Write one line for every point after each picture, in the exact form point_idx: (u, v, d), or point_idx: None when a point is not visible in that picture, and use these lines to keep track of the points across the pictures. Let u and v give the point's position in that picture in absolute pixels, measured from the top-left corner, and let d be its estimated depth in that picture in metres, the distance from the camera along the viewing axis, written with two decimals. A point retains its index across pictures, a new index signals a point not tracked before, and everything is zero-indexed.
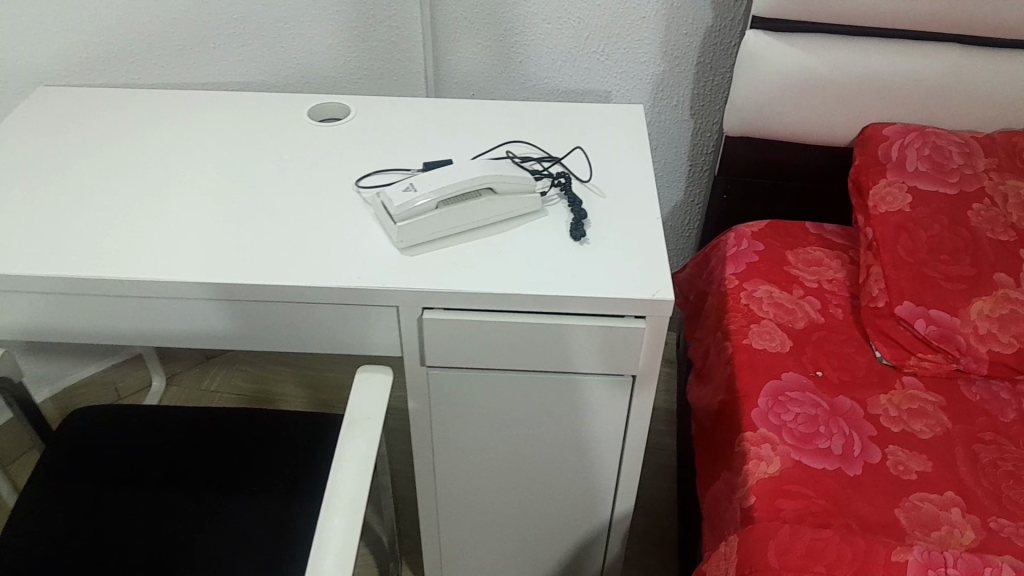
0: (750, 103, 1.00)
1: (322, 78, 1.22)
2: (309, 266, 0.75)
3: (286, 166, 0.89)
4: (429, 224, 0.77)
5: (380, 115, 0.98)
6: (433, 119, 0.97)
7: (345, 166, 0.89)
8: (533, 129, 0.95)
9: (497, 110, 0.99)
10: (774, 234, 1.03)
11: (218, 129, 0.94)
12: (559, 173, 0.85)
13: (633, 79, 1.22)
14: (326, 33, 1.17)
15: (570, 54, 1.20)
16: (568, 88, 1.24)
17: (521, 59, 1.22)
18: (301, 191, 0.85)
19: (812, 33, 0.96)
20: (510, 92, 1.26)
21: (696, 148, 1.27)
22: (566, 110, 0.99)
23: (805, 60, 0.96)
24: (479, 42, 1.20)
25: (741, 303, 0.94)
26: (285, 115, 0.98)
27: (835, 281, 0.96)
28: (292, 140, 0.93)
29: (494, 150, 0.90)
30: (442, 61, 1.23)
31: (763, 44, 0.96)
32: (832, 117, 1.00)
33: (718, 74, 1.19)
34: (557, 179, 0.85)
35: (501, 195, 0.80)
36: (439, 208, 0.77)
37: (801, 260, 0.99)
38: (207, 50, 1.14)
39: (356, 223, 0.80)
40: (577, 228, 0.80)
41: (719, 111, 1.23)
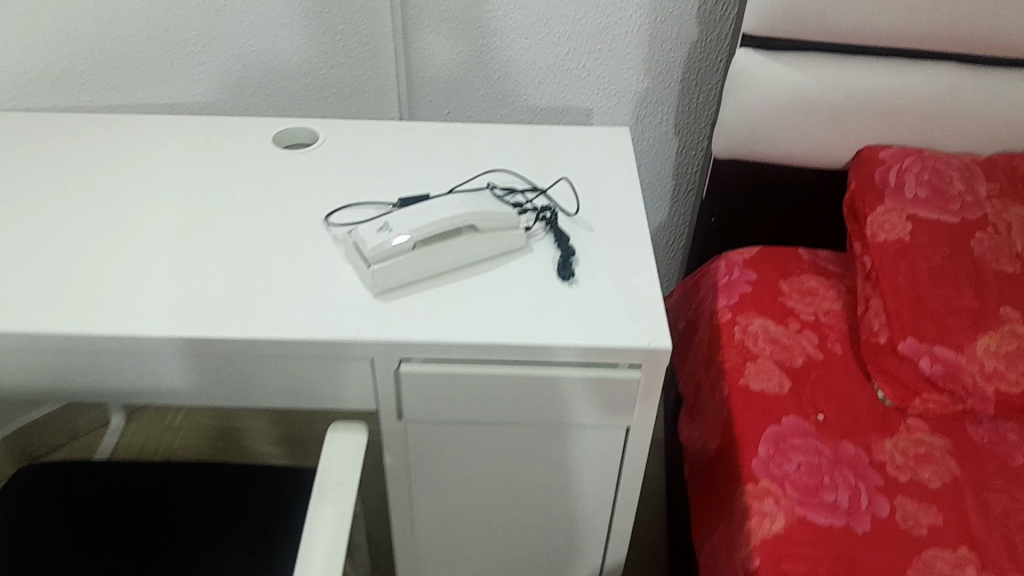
0: (741, 124, 0.95)
1: (289, 95, 1.15)
2: (274, 315, 0.68)
3: (249, 198, 0.82)
4: (404, 266, 0.71)
5: (352, 139, 0.91)
6: (408, 144, 0.91)
7: (313, 197, 0.82)
8: (515, 155, 0.89)
9: (476, 133, 0.93)
10: (766, 261, 0.99)
11: (176, 156, 0.87)
12: (545, 207, 0.79)
13: (616, 96, 1.16)
14: (292, 48, 1.10)
15: (550, 70, 1.15)
16: (548, 105, 1.18)
17: (499, 75, 1.16)
18: (265, 226, 0.78)
19: (806, 52, 0.91)
20: (488, 110, 1.20)
21: (681, 167, 1.22)
22: (550, 132, 0.93)
23: (800, 80, 0.91)
24: (454, 57, 1.14)
25: (735, 338, 0.89)
26: (248, 140, 0.91)
27: (832, 313, 0.92)
28: (255, 168, 0.86)
29: (473, 181, 0.84)
30: (415, 77, 1.16)
31: (755, 63, 0.90)
32: (826, 139, 0.95)
33: (704, 91, 1.14)
34: (542, 213, 0.79)
35: (482, 233, 0.74)
36: (415, 249, 0.71)
37: (796, 289, 0.95)
38: (165, 67, 1.07)
39: (324, 263, 0.74)
40: (565, 268, 0.74)
41: (705, 128, 1.18)
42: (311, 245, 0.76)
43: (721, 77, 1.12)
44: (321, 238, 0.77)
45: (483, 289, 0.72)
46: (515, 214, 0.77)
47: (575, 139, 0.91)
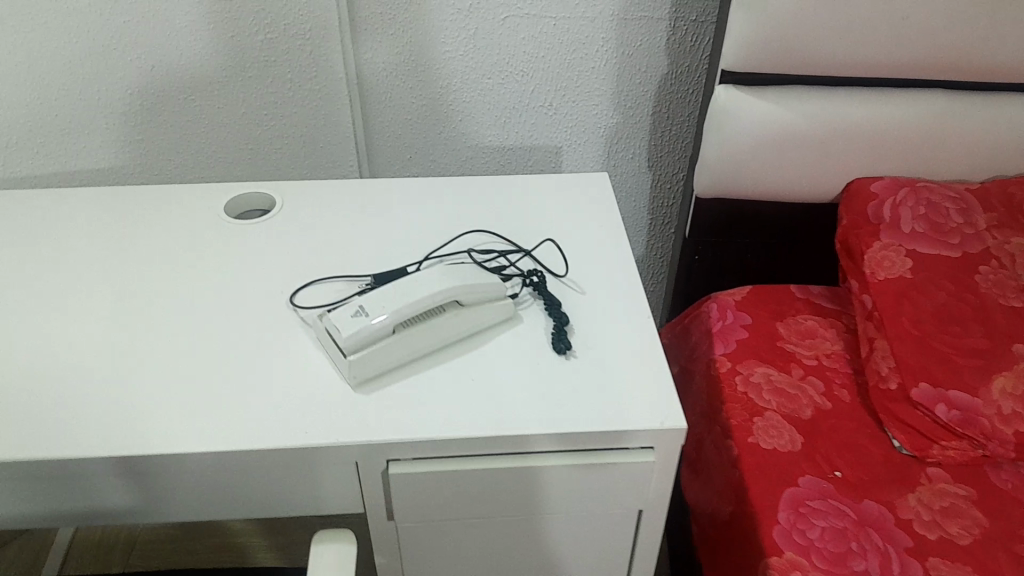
0: (724, 162, 0.91)
1: (236, 150, 1.07)
2: (242, 419, 0.61)
3: (203, 279, 0.74)
4: (385, 353, 0.64)
5: (312, 203, 0.84)
6: (373, 204, 0.84)
7: (274, 275, 0.75)
8: (490, 211, 0.83)
9: (447, 188, 0.86)
10: (760, 302, 0.94)
11: (118, 233, 0.79)
12: (531, 272, 0.73)
13: (585, 133, 1.11)
14: (238, 101, 1.03)
15: (515, 109, 1.09)
16: (515, 145, 1.12)
17: (461, 117, 1.09)
18: (223, 312, 0.70)
19: (789, 85, 0.86)
20: (451, 155, 1.13)
21: (657, 201, 1.17)
22: (526, 182, 0.87)
23: (784, 114, 0.87)
24: (413, 102, 1.08)
25: (737, 391, 0.84)
26: (196, 210, 0.83)
27: (834, 356, 0.87)
28: (207, 243, 0.78)
29: (451, 246, 0.77)
30: (372, 124, 1.09)
31: (737, 98, 0.86)
32: (814, 173, 0.91)
33: (676, 123, 1.09)
34: (529, 278, 0.73)
35: (468, 307, 0.68)
36: (397, 332, 0.64)
37: (794, 332, 0.90)
38: (98, 131, 1.01)
39: (294, 354, 0.66)
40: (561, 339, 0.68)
41: (680, 161, 1.13)
42: (277, 332, 0.68)
43: (694, 108, 1.08)
44: (288, 323, 0.69)
45: (473, 370, 0.66)
46: (501, 282, 0.70)
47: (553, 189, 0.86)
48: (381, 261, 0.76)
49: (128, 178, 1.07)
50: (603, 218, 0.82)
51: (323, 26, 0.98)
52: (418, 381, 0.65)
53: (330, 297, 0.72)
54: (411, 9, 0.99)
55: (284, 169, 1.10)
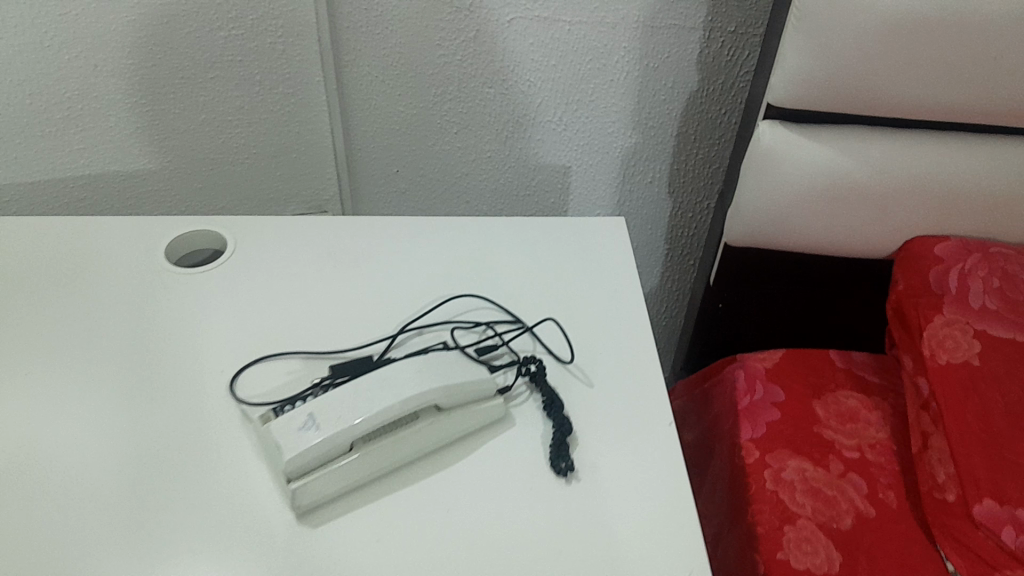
0: (761, 210, 0.77)
1: (197, 160, 0.93)
2: (159, 560, 0.49)
3: (134, 352, 0.61)
4: (341, 475, 0.52)
5: (270, 247, 0.71)
6: (342, 251, 0.71)
7: (216, 347, 0.62)
8: (480, 266, 0.70)
9: (430, 232, 0.73)
10: (794, 371, 0.81)
11: (38, 285, 0.66)
12: (527, 359, 0.61)
13: (598, 152, 0.97)
14: (198, 105, 0.88)
15: (519, 123, 0.94)
16: (518, 162, 0.98)
17: (457, 129, 0.95)
18: (154, 399, 0.58)
19: (849, 126, 0.72)
20: (445, 169, 0.99)
21: (676, 230, 1.03)
22: (524, 226, 0.74)
23: (840, 160, 0.72)
24: (402, 110, 0.93)
25: (766, 489, 0.72)
26: (132, 253, 0.70)
27: (879, 448, 0.75)
28: (142, 300, 0.66)
29: (433, 316, 0.65)
30: (353, 133, 0.96)
31: (783, 138, 0.72)
32: (867, 229, 0.77)
33: (705, 148, 0.93)
34: (524, 367, 0.60)
35: (449, 412, 0.55)
36: (356, 450, 0.52)
37: (833, 412, 0.77)
38: (37, 137, 0.84)
39: (230, 464, 0.54)
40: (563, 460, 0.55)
41: (706, 189, 0.98)
42: (214, 432, 0.56)
43: (727, 133, 0.92)
44: (226, 415, 0.57)
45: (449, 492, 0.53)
46: (490, 376, 0.58)
47: (557, 239, 0.72)
48: (346, 331, 0.64)
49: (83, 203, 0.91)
50: (614, 278, 0.69)
51: (298, 22, 0.85)
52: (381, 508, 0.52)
53: (283, 382, 0.59)
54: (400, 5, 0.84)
55: (253, 181, 0.97)
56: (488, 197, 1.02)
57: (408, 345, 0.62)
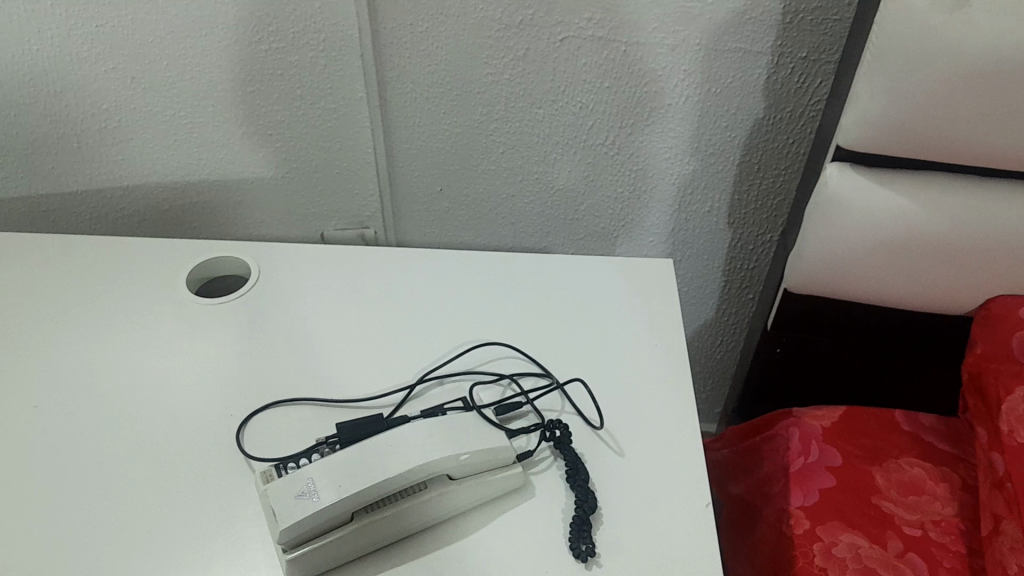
0: (824, 257, 0.71)
1: (236, 175, 0.91)
2: None
3: (150, 390, 0.60)
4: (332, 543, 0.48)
5: (298, 280, 0.68)
6: (371, 286, 0.68)
7: (231, 390, 0.60)
8: (513, 308, 0.65)
9: (465, 268, 0.69)
10: (853, 432, 0.75)
11: (62, 310, 0.65)
12: (550, 423, 0.56)
13: (653, 179, 0.91)
14: (237, 118, 0.86)
15: (569, 145, 0.89)
16: (567, 185, 0.93)
17: (503, 149, 0.91)
18: (162, 445, 0.56)
19: (927, 174, 0.64)
20: (490, 190, 0.95)
21: (734, 262, 0.96)
22: (564, 268, 0.69)
23: (916, 210, 0.65)
24: (447, 129, 0.89)
25: (812, 565, 0.66)
26: (160, 279, 0.68)
27: (944, 526, 0.68)
28: (162, 332, 0.64)
29: (459, 364, 0.61)
30: (396, 150, 0.92)
31: (852, 184, 0.65)
32: (943, 284, 0.70)
33: (768, 178, 0.87)
34: (548, 431, 0.55)
35: (461, 482, 0.51)
36: (355, 520, 0.49)
37: (893, 482, 0.71)
38: (73, 149, 0.84)
39: (232, 521, 0.52)
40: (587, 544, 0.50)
41: (768, 221, 0.91)
42: (219, 484, 0.54)
43: (794, 163, 0.85)
44: (233, 467, 0.55)
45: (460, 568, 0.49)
46: (508, 441, 0.54)
47: (598, 283, 0.67)
48: (365, 379, 0.60)
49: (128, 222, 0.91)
50: (658, 328, 0.64)
51: (339, 37, 0.82)
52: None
53: (292, 435, 0.57)
54: (445, 21, 0.80)
55: (294, 196, 0.95)
56: (535, 220, 0.97)
57: (429, 399, 0.58)
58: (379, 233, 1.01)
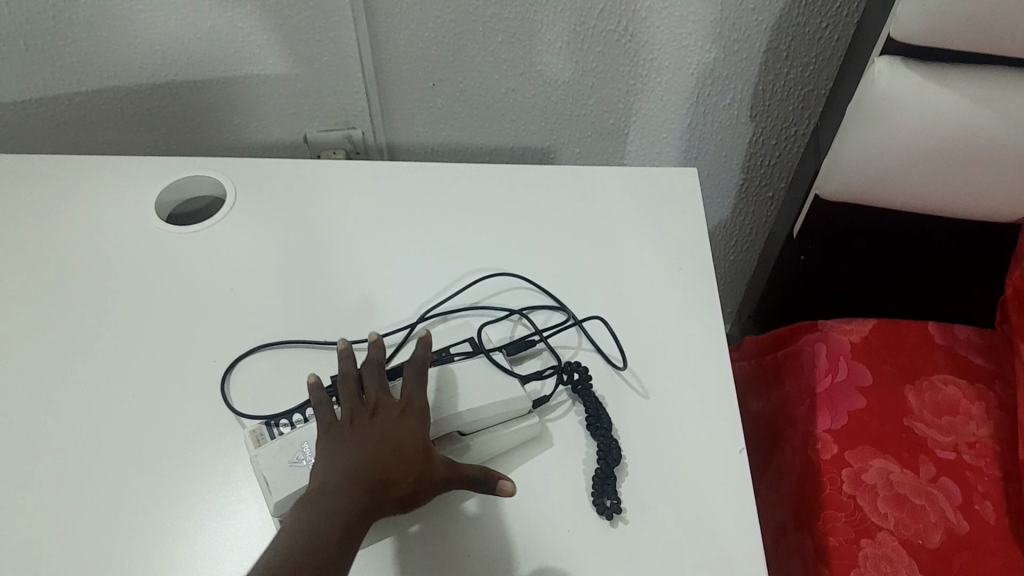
0: (866, 164, 0.64)
1: (209, 76, 0.82)
2: None
3: (130, 335, 0.55)
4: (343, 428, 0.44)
5: (283, 204, 0.61)
6: (366, 211, 0.61)
7: (219, 334, 0.55)
8: (523, 233, 0.60)
9: (468, 188, 0.63)
10: (884, 349, 0.70)
11: (25, 245, 0.59)
12: (569, 366, 0.51)
13: (668, 69, 0.82)
14: (203, 10, 0.76)
15: (576, 32, 0.80)
16: (574, 78, 0.85)
17: (503, 38, 0.81)
18: (148, 396, 0.52)
19: (991, 72, 0.57)
20: (489, 84, 0.86)
21: (754, 160, 0.89)
22: (576, 184, 0.63)
23: (973, 113, 0.59)
24: (440, 16, 0.80)
25: (842, 493, 0.63)
26: (127, 209, 0.61)
27: (979, 448, 0.64)
28: (137, 270, 0.58)
29: (467, 297, 0.56)
30: (382, 42, 0.83)
31: (904, 83, 0.58)
32: (992, 192, 0.64)
33: (799, 67, 0.78)
34: (566, 374, 0.51)
35: (471, 437, 0.47)
36: None
37: (926, 403, 0.67)
38: (21, 52, 0.75)
39: (230, 489, 0.48)
40: (614, 498, 0.47)
41: (795, 115, 0.82)
42: (215, 444, 0.50)
43: (829, 51, 0.76)
44: (228, 425, 0.50)
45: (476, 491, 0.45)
46: (523, 390, 0.49)
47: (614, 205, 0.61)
48: (365, 318, 0.55)
49: (93, 132, 0.83)
50: (682, 253, 0.58)
51: None
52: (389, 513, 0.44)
53: (285, 384, 0.52)
54: None
55: (274, 97, 0.86)
56: (539, 117, 0.89)
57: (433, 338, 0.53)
58: (367, 134, 0.93)
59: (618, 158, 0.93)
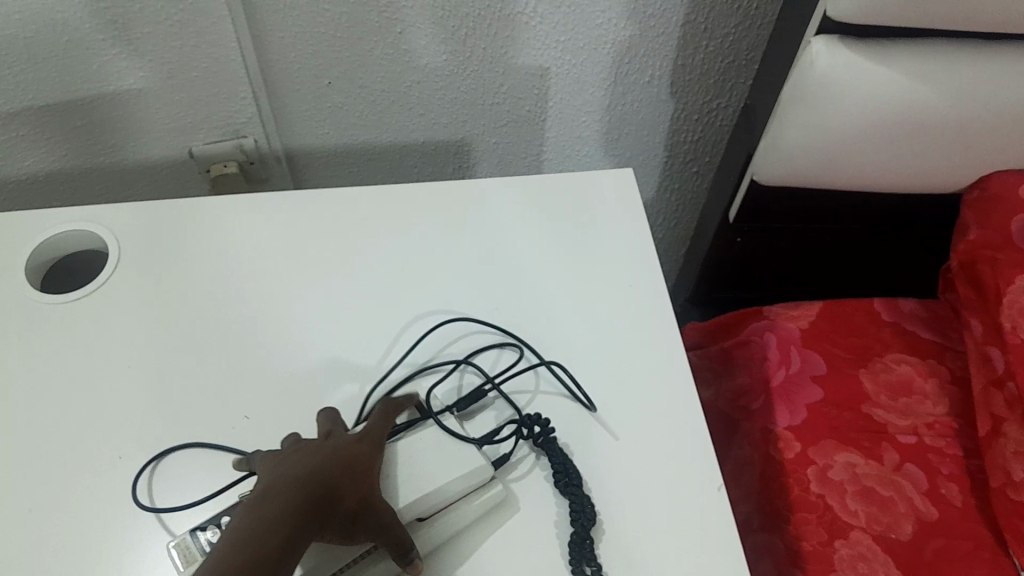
0: (804, 150, 0.61)
1: (69, 96, 0.72)
2: None
3: (24, 434, 0.48)
4: (295, 451, 0.42)
5: (190, 263, 0.55)
6: (285, 265, 0.56)
7: (129, 424, 0.49)
8: (462, 275, 0.56)
9: (396, 228, 0.58)
10: (833, 333, 0.69)
11: None
12: (528, 419, 0.47)
13: (583, 50, 0.75)
14: (51, 24, 0.66)
15: (480, 17, 0.72)
16: (482, 65, 0.77)
17: (401, 28, 0.73)
18: (54, 508, 0.45)
19: (930, 45, 0.54)
20: (390, 79, 0.78)
21: (677, 135, 0.84)
22: (512, 213, 0.59)
23: (916, 87, 0.55)
24: (329, 9, 0.71)
25: (810, 492, 0.61)
26: (6, 282, 0.54)
27: (938, 428, 0.63)
28: (23, 356, 0.51)
29: (408, 345, 0.53)
30: (267, 42, 0.73)
31: (845, 62, 0.54)
32: (933, 165, 0.62)
33: (717, 38, 0.73)
34: (527, 428, 0.47)
35: (431, 521, 0.43)
36: None
37: (881, 387, 0.65)
38: None
39: None
40: (591, 564, 0.43)
41: (716, 87, 0.78)
42: (136, 555, 0.44)
43: (747, 19, 0.71)
44: (150, 530, 0.45)
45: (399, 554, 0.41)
46: (481, 455, 0.45)
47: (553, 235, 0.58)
48: (299, 394, 0.50)
49: None
50: (629, 284, 0.56)
51: None
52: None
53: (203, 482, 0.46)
54: None
55: (150, 112, 0.76)
56: (447, 110, 0.81)
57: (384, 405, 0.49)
58: (262, 141, 0.82)
59: (537, 147, 0.87)
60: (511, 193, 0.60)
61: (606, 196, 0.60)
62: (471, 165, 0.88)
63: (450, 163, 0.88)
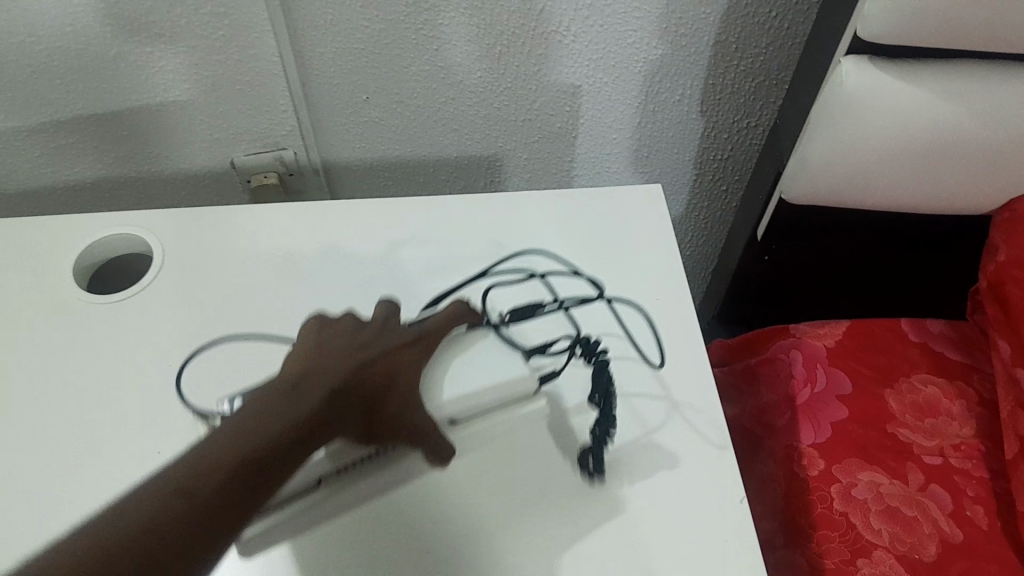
0: (832, 169, 0.62)
1: (116, 106, 0.74)
2: None
3: (66, 426, 0.50)
4: (341, 345, 0.49)
5: (230, 267, 0.57)
6: (322, 272, 0.58)
7: (166, 421, 0.50)
8: (492, 285, 0.57)
9: (429, 238, 0.60)
10: (860, 351, 0.69)
11: None
12: (585, 340, 0.54)
13: (615, 68, 0.77)
14: (101, 36, 0.69)
15: (514, 34, 0.74)
16: (516, 82, 0.78)
17: (437, 44, 0.75)
18: (92, 499, 0.47)
19: (958, 69, 0.54)
20: (426, 94, 0.80)
21: (706, 153, 0.85)
22: (542, 226, 0.61)
23: (944, 108, 0.56)
24: (367, 24, 0.73)
25: (833, 509, 0.61)
26: (55, 282, 0.56)
27: (964, 449, 0.63)
28: (67, 352, 0.53)
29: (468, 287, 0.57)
30: (309, 57, 0.76)
31: (874, 82, 0.55)
32: (960, 186, 0.62)
33: (748, 57, 0.74)
34: (581, 348, 0.54)
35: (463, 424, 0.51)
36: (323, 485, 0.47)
37: (907, 407, 0.65)
38: None
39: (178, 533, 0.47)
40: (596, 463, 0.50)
41: (746, 106, 0.78)
42: None
43: (778, 39, 0.72)
44: None
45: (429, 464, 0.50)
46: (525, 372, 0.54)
47: (583, 249, 0.59)
48: None
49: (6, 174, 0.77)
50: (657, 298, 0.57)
51: None
52: (302, 525, 0.47)
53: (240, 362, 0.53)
54: None
55: (193, 123, 0.79)
56: (481, 125, 0.83)
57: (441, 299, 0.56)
58: (301, 153, 0.85)
59: (567, 163, 0.88)
60: (546, 207, 0.62)
61: (635, 211, 0.62)
62: (502, 180, 0.89)
63: (482, 177, 0.89)
